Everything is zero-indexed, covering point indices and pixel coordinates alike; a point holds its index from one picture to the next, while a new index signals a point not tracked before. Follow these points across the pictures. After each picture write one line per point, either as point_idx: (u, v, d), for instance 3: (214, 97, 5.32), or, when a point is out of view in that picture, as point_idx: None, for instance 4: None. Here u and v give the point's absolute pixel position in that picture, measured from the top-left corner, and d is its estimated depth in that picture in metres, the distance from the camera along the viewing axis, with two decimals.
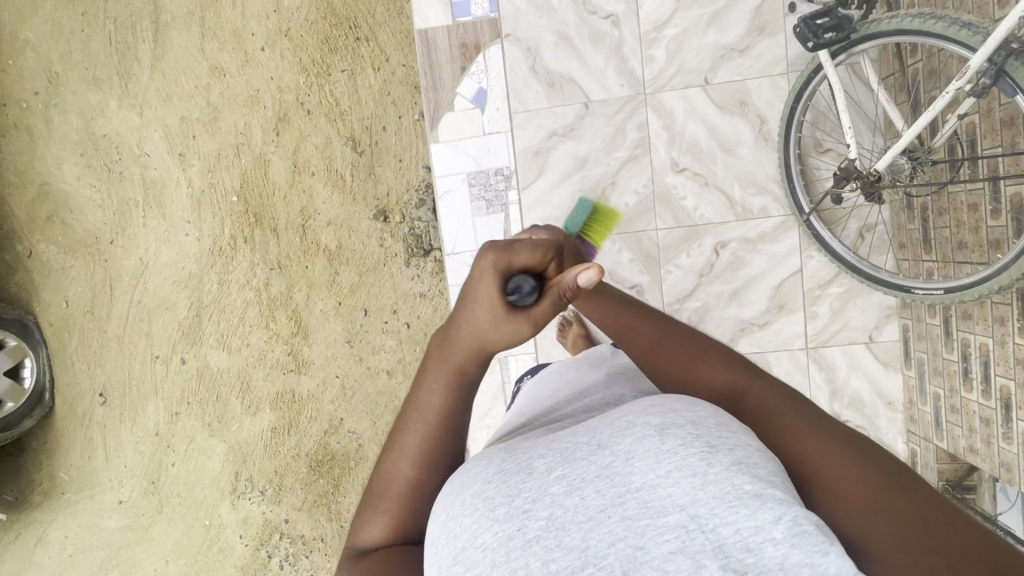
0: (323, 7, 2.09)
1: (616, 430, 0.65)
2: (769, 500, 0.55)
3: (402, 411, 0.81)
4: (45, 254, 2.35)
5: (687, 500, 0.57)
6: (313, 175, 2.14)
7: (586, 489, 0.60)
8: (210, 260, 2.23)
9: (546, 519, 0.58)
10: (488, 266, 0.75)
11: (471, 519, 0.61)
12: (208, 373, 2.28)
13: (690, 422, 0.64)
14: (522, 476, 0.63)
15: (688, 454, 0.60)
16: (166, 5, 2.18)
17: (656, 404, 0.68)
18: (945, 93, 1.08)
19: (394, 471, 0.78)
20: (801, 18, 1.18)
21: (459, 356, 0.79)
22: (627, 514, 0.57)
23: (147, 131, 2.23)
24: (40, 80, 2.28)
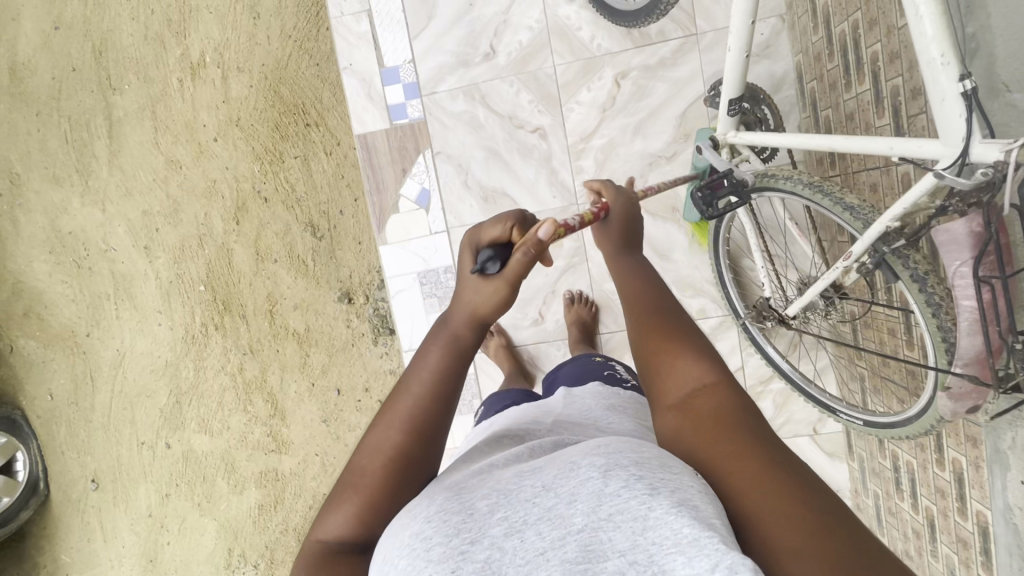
0: (270, 95, 2.09)
1: (559, 472, 0.65)
2: (705, 546, 0.52)
3: (399, 381, 0.79)
4: (25, 349, 2.40)
5: (626, 545, 0.56)
6: (276, 262, 2.16)
7: (528, 532, 0.60)
8: (184, 347, 2.28)
9: (483, 562, 0.58)
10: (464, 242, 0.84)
11: (405, 561, 0.60)
12: (193, 456, 2.34)
13: (634, 463, 0.62)
14: (463, 517, 0.63)
15: (630, 496, 0.59)
16: (117, 101, 2.19)
17: (602, 444, 0.68)
18: (833, 269, 0.95)
19: (381, 443, 0.74)
20: (692, 191, 0.99)
21: (454, 321, 0.81)
22: (567, 557, 0.57)
23: (110, 226, 2.26)
24: (3, 181, 2.31)
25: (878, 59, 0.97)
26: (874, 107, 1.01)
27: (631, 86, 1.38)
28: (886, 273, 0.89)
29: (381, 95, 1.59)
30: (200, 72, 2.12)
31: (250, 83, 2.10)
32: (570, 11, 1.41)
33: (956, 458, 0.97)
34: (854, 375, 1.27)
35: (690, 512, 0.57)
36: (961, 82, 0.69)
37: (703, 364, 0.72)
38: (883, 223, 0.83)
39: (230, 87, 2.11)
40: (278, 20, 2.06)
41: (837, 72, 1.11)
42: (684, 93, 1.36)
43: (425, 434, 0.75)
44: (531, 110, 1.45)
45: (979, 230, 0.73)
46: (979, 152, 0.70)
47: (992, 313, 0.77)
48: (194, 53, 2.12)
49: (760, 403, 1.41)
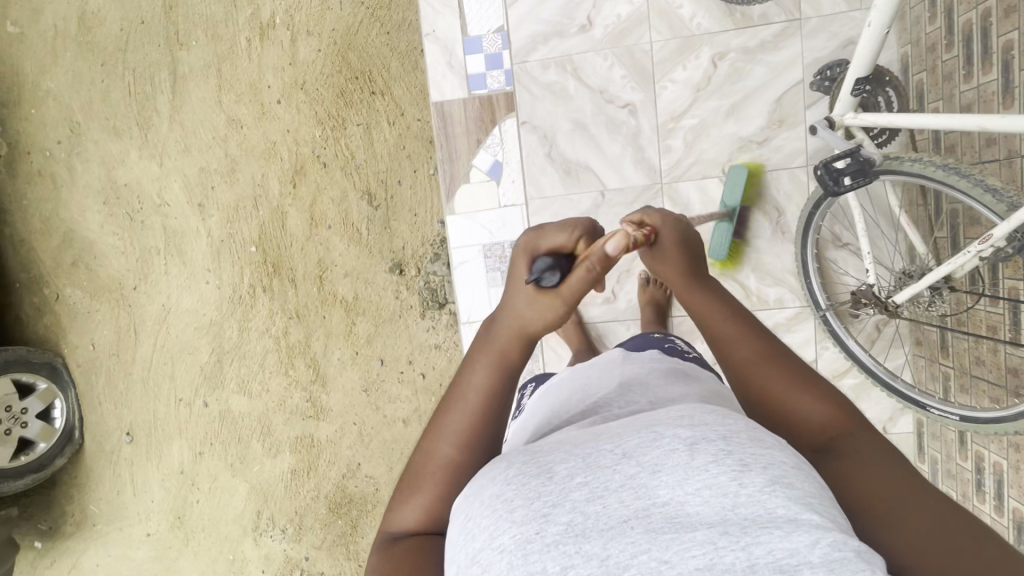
0: (338, 61, 2.10)
1: (643, 439, 0.61)
2: (804, 525, 0.52)
3: (448, 391, 0.85)
4: (71, 297, 2.42)
5: (716, 518, 0.53)
6: (330, 228, 2.17)
7: (609, 498, 0.56)
8: (230, 307, 2.28)
9: (566, 525, 0.54)
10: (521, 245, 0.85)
11: (489, 520, 0.58)
12: (229, 416, 2.35)
13: (722, 436, 0.60)
14: (542, 479, 0.59)
15: (719, 472, 0.56)
16: (184, 57, 2.20)
17: (685, 413, 0.64)
18: (961, 254, 0.93)
19: (433, 452, 0.79)
20: (823, 165, 1.00)
21: (503, 341, 0.84)
22: (652, 527, 0.53)
23: (166, 181, 2.27)
24: (62, 129, 2.32)
25: (1014, 47, 0.95)
26: (1002, 97, 0.99)
27: (727, 68, 1.36)
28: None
29: (463, 62, 1.58)
30: (270, 32, 2.13)
31: (319, 47, 2.10)
32: None
33: None
34: (933, 375, 1.26)
35: (785, 490, 0.56)
36: None
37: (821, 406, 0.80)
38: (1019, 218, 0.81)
39: (298, 50, 2.12)
40: None
41: (955, 63, 1.09)
42: (781, 79, 1.34)
43: (477, 442, 0.80)
44: (623, 85, 1.44)
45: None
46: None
47: None
48: (264, 14, 2.13)
49: None
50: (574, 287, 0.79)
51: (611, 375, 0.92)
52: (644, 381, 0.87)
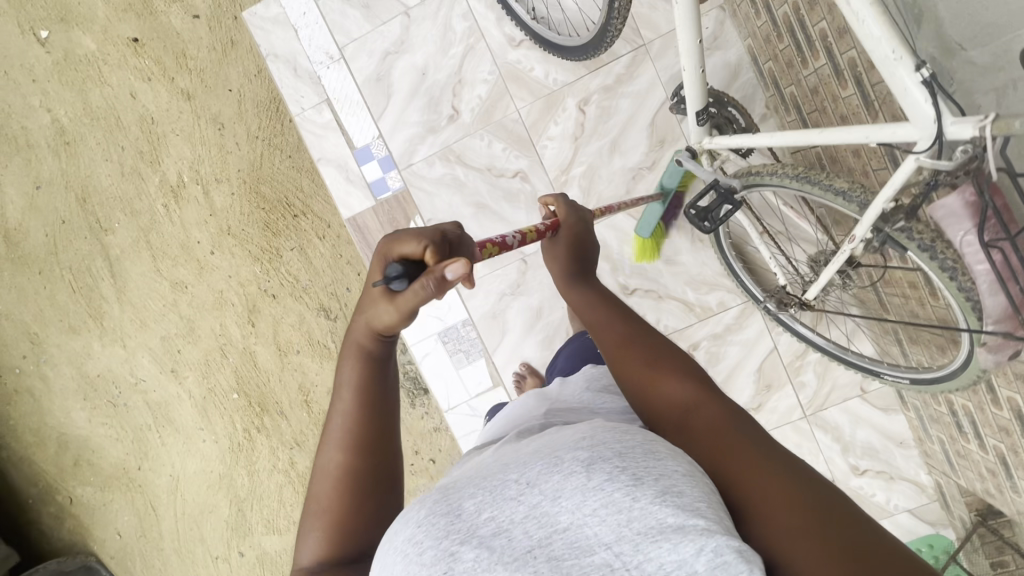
0: (253, 197, 2.15)
1: (544, 466, 0.61)
2: (690, 532, 0.53)
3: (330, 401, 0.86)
4: (84, 496, 2.45)
5: (612, 538, 0.54)
6: (299, 352, 2.21)
7: (515, 531, 0.57)
8: (234, 456, 2.32)
9: (471, 562, 0.55)
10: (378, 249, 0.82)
11: (401, 567, 0.58)
12: (267, 559, 2.36)
13: (618, 453, 0.60)
14: (451, 518, 0.59)
15: (614, 488, 0.56)
16: (112, 241, 2.26)
17: (586, 435, 0.64)
18: (840, 254, 0.92)
19: (326, 467, 0.81)
20: (687, 207, 1.01)
21: (358, 335, 0.85)
22: (554, 554, 0.54)
23: (135, 359, 2.32)
24: (25, 343, 2.38)
25: (828, 35, 0.99)
26: (836, 80, 1.02)
27: (595, 110, 1.43)
28: (892, 245, 0.86)
29: (360, 174, 1.63)
30: (182, 192, 2.18)
31: (232, 190, 2.15)
32: (518, 55, 1.48)
33: (1011, 397, 0.97)
34: (886, 334, 1.27)
35: (676, 498, 0.55)
36: (919, 71, 0.64)
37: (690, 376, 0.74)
38: (880, 205, 0.79)
39: (214, 200, 2.17)
40: (242, 125, 2.11)
41: (790, 51, 1.12)
42: (648, 102, 1.40)
43: (363, 447, 0.81)
44: (507, 156, 1.50)
45: (975, 200, 0.70)
46: (953, 132, 0.65)
47: (1008, 271, 0.74)
48: (172, 176, 2.18)
49: (802, 377, 1.45)
50: (409, 300, 0.74)
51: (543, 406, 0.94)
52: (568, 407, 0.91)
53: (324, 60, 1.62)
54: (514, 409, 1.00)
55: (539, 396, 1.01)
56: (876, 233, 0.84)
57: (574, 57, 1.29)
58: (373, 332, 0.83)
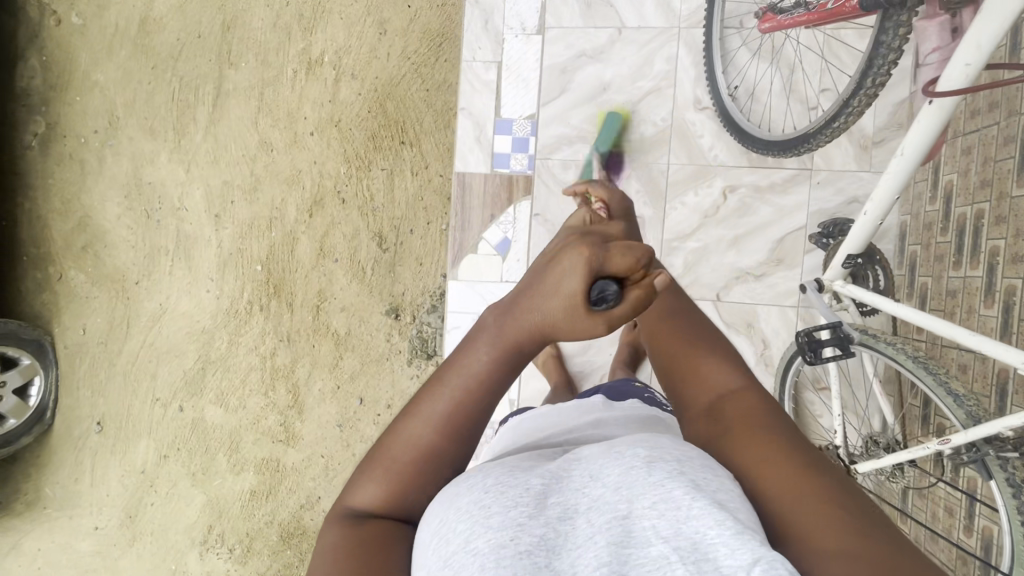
0: (375, 106, 2.18)
1: (607, 460, 0.69)
2: (750, 541, 0.57)
3: (441, 369, 0.84)
4: (74, 280, 2.45)
5: (671, 532, 0.59)
6: (336, 262, 2.22)
7: (579, 519, 0.63)
8: (225, 319, 2.32)
9: (538, 537, 0.61)
10: (580, 262, 0.74)
11: (464, 526, 0.64)
12: (201, 425, 2.35)
13: (677, 459, 0.66)
14: (517, 491, 0.66)
15: (673, 487, 0.62)
16: (231, 75, 2.29)
17: (643, 439, 0.71)
18: (924, 446, 1.02)
19: (411, 436, 0.81)
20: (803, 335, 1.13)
21: (517, 335, 0.81)
22: (614, 540, 0.60)
23: (189, 187, 2.33)
24: (102, 120, 2.40)
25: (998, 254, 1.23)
26: None
27: (736, 201, 1.51)
28: (979, 468, 0.97)
29: (490, 141, 1.69)
30: (316, 68, 2.22)
31: (360, 91, 2.19)
32: (697, 117, 1.55)
33: None
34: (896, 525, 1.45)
35: (730, 509, 0.62)
36: None
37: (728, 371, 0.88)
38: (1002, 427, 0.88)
39: (340, 90, 2.21)
40: (402, 41, 2.16)
41: None
42: (787, 219, 1.50)
43: (455, 438, 0.82)
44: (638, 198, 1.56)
45: None
46: None
47: None
48: (315, 50, 2.22)
49: None
50: (622, 312, 0.75)
51: (589, 417, 0.99)
52: (616, 417, 0.98)
53: (517, 29, 1.67)
54: (553, 412, 1.06)
55: (582, 405, 1.06)
56: (971, 450, 0.96)
57: (753, 147, 1.44)
58: (540, 336, 0.80)
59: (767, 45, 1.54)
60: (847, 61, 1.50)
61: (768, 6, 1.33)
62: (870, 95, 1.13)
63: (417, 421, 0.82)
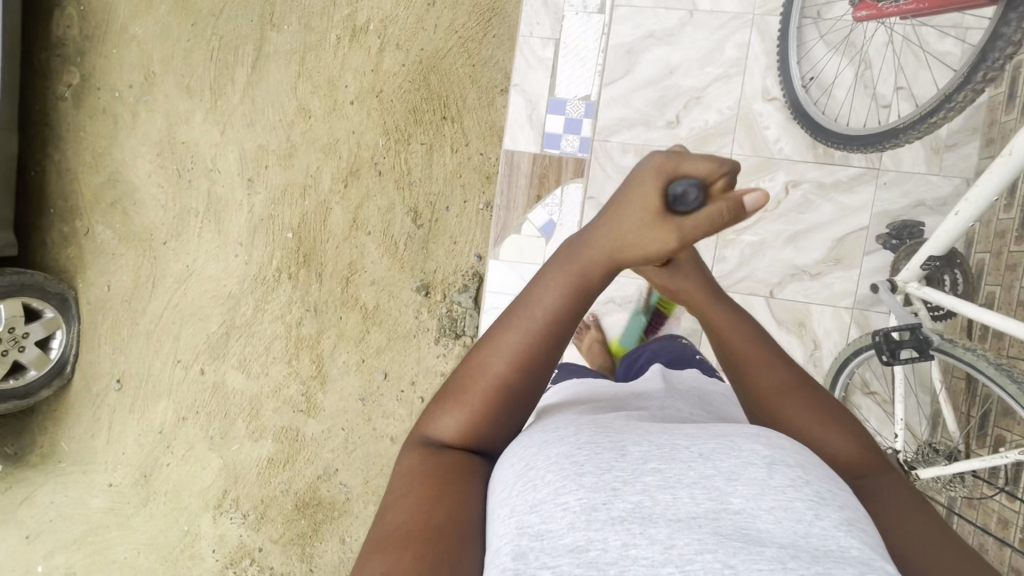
0: (419, 78, 2.14)
1: (720, 449, 0.72)
2: (875, 569, 0.59)
3: (512, 308, 0.94)
4: (100, 236, 2.42)
5: (788, 541, 0.61)
6: (369, 235, 2.19)
7: (681, 491, 0.66)
8: (252, 285, 2.30)
9: (633, 504, 0.65)
10: (655, 171, 0.91)
11: (556, 479, 0.68)
12: (222, 390, 2.34)
13: (798, 465, 0.70)
14: (615, 455, 0.71)
15: (798, 499, 0.65)
16: (272, 37, 2.25)
17: (764, 435, 0.75)
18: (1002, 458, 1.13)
19: (486, 365, 0.90)
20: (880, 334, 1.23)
21: (593, 256, 0.95)
22: (720, 530, 0.62)
23: (223, 149, 2.30)
24: (137, 75, 2.36)
25: None
26: None
27: (799, 197, 1.51)
28: None
29: (542, 120, 1.66)
30: (360, 36, 2.18)
31: (404, 61, 2.15)
32: (765, 108, 1.54)
33: None
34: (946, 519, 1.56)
35: (858, 535, 0.63)
36: None
37: (769, 346, 1.04)
38: None
39: (383, 60, 2.16)
40: (450, 13, 2.11)
41: None
42: (848, 219, 1.51)
43: (527, 366, 0.90)
44: None
45: None
46: None
47: None
48: (360, 17, 2.18)
49: None
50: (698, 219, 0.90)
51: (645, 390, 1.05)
52: (681, 395, 1.04)
53: (577, 6, 1.63)
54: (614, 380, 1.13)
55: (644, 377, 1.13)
56: None
57: (827, 142, 1.43)
58: (616, 251, 0.96)
59: (858, 48, 1.54)
60: (941, 73, 1.49)
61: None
62: (977, 90, 1.13)
63: (494, 352, 0.91)
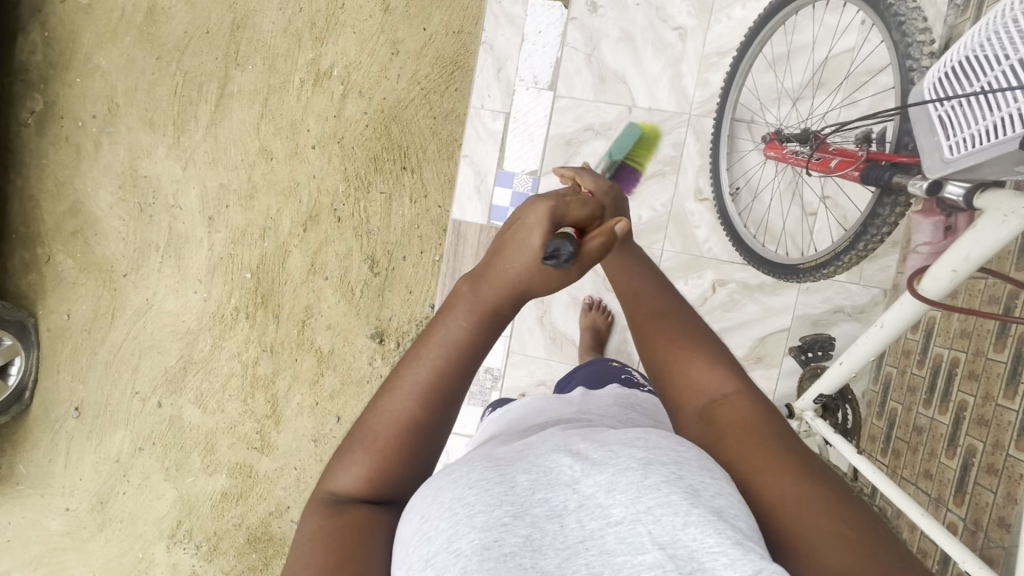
0: (380, 128, 2.15)
1: (600, 459, 0.66)
2: (749, 551, 0.55)
3: (418, 344, 0.83)
4: (61, 265, 2.43)
5: (667, 540, 0.57)
6: (326, 280, 2.21)
7: (568, 518, 0.61)
8: (210, 322, 2.31)
9: (523, 537, 0.59)
10: (538, 210, 0.81)
11: (447, 524, 0.61)
12: (179, 423, 2.37)
13: (674, 461, 0.64)
14: (503, 488, 0.64)
15: (672, 491, 0.60)
16: (236, 76, 2.24)
17: (641, 436, 0.69)
18: None
19: (391, 413, 0.79)
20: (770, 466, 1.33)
21: (493, 295, 0.83)
22: (605, 548, 0.58)
23: (185, 186, 2.30)
24: (101, 106, 2.35)
25: (966, 409, 1.36)
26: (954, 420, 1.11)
27: (726, 294, 1.60)
28: None
29: (490, 192, 1.68)
30: (324, 81, 2.17)
31: (367, 110, 2.15)
32: (695, 207, 1.61)
33: None
34: None
35: (732, 519, 0.60)
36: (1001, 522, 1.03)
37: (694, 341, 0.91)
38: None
39: (346, 106, 2.16)
40: (414, 64, 2.11)
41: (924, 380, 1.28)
42: (771, 319, 1.60)
43: (436, 408, 0.80)
44: None
45: None
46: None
47: None
48: (324, 62, 2.17)
49: None
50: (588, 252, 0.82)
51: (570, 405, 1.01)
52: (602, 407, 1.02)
53: (528, 81, 1.65)
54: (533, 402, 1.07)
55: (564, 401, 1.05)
56: None
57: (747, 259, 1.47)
58: (512, 293, 0.83)
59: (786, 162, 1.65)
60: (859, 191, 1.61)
61: (774, 137, 1.40)
62: (860, 256, 1.21)
63: (399, 395, 0.79)
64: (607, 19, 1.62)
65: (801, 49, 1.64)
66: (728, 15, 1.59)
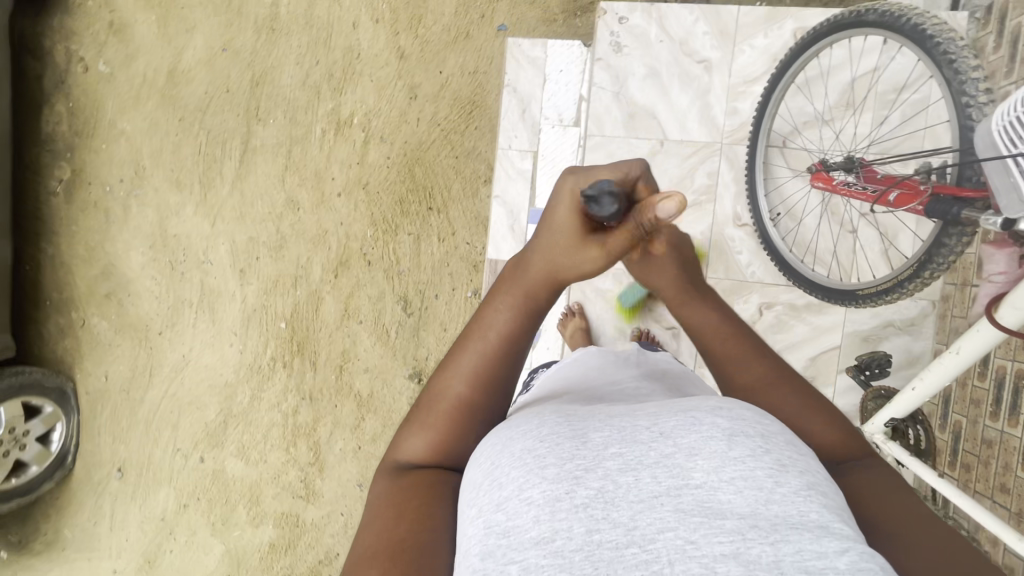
0: (404, 172, 2.19)
1: (680, 423, 0.64)
2: (833, 533, 0.54)
3: (467, 329, 0.87)
4: (96, 327, 2.46)
5: (747, 511, 0.55)
6: (360, 323, 2.23)
7: (642, 472, 0.59)
8: (247, 374, 2.33)
9: (596, 490, 0.57)
10: (572, 189, 0.83)
11: (519, 473, 0.61)
12: (222, 476, 2.37)
13: (760, 435, 0.63)
14: (576, 444, 0.63)
15: (757, 466, 0.59)
16: (258, 132, 2.29)
17: (724, 406, 0.67)
18: None
19: (448, 389, 0.82)
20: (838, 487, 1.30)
21: (530, 280, 0.87)
22: (681, 507, 0.56)
23: (214, 241, 2.34)
24: (128, 169, 2.40)
25: None
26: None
27: (774, 317, 1.62)
28: None
29: (525, 229, 1.73)
30: (345, 129, 2.22)
31: (389, 155, 2.19)
32: (736, 233, 1.64)
33: None
34: None
35: (818, 498, 0.58)
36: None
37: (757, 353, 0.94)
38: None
39: (368, 153, 2.21)
40: (432, 107, 2.16)
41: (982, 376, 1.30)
42: (822, 337, 1.61)
43: (491, 384, 0.82)
44: None
45: None
46: None
47: None
48: (344, 111, 2.22)
49: None
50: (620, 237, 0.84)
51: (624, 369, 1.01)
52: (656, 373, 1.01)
53: (553, 119, 1.74)
54: (588, 357, 1.07)
55: (620, 355, 1.08)
56: None
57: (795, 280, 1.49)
58: (551, 280, 0.87)
59: None
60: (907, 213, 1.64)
61: (822, 168, 1.42)
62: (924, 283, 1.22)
63: (455, 374, 0.83)
64: (631, 56, 1.66)
65: (840, 67, 1.68)
66: (751, 45, 1.62)
